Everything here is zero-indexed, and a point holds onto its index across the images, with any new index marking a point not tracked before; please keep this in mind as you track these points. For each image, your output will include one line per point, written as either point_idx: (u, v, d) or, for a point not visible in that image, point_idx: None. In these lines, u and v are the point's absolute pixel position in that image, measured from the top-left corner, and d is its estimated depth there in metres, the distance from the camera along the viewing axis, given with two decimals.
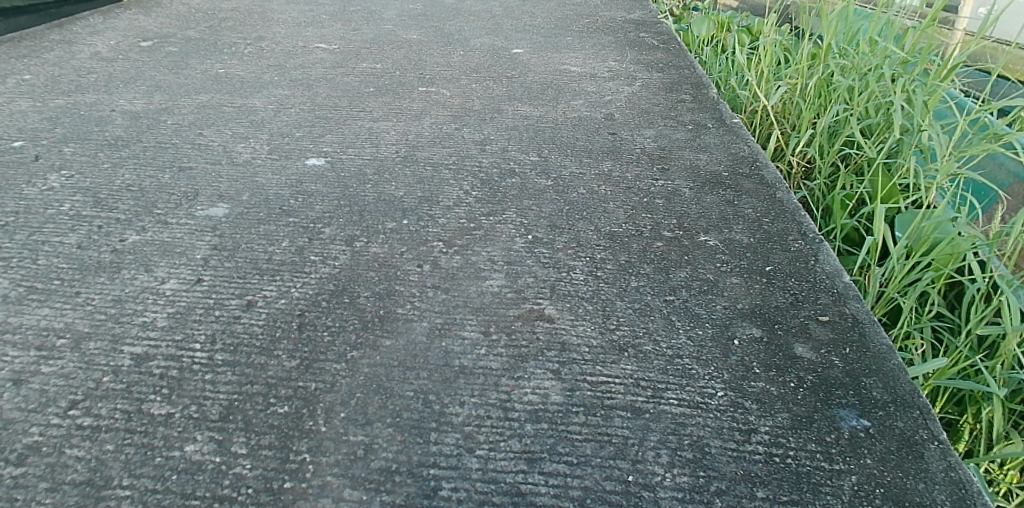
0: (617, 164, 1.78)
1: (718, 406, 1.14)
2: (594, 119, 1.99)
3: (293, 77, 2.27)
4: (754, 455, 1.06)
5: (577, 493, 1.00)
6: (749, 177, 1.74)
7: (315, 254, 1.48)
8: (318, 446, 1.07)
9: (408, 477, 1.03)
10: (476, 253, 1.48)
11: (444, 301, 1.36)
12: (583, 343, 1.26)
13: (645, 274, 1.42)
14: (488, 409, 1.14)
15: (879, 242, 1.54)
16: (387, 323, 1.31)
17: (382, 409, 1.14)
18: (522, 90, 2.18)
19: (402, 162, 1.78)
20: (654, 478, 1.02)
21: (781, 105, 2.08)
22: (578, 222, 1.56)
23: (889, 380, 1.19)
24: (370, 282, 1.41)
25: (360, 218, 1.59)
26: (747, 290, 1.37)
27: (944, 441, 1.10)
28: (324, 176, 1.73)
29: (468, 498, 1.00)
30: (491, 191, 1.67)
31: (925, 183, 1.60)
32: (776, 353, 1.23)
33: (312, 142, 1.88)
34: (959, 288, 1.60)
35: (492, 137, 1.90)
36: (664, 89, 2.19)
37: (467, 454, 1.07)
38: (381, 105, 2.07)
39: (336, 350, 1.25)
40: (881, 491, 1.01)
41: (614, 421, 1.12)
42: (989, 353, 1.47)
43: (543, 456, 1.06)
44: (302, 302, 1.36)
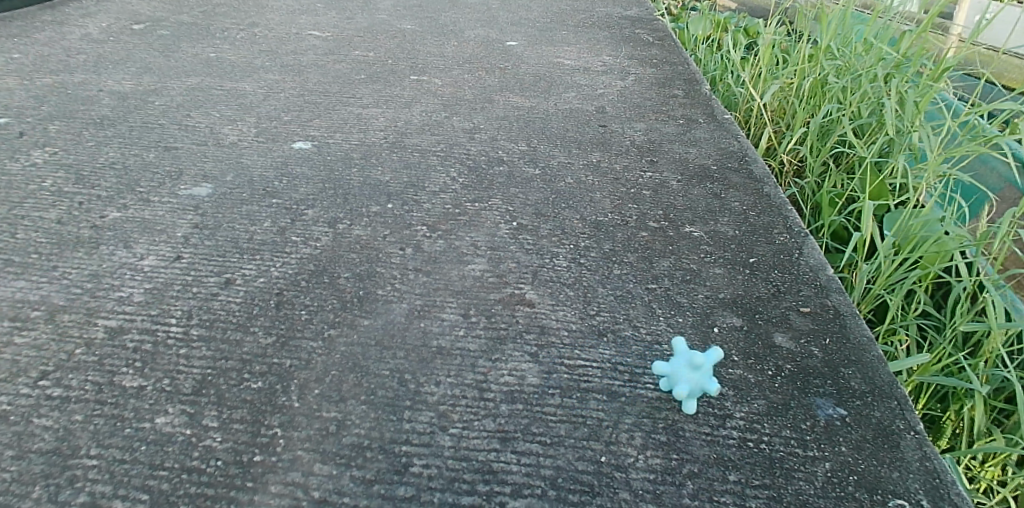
0: (606, 156, 1.78)
1: (694, 391, 1.14)
2: (584, 111, 2.00)
3: (285, 62, 2.27)
4: (728, 439, 1.06)
5: (548, 472, 1.01)
6: (737, 171, 1.74)
7: (297, 235, 1.49)
8: (291, 421, 1.08)
9: (379, 453, 1.04)
10: (460, 237, 1.48)
11: (426, 284, 1.36)
12: (562, 327, 1.25)
13: (629, 262, 1.41)
14: (464, 389, 1.14)
15: (867, 238, 1.53)
16: (367, 303, 1.31)
17: (357, 387, 1.14)
18: (514, 81, 2.18)
19: (390, 147, 1.78)
20: (626, 459, 1.02)
21: (774, 103, 2.06)
22: (564, 211, 1.56)
23: (868, 371, 1.19)
24: (351, 263, 1.41)
25: (345, 201, 1.59)
26: (729, 280, 1.37)
27: (920, 432, 1.09)
28: (310, 159, 1.75)
29: (439, 474, 1.00)
30: (478, 178, 1.67)
31: (914, 183, 1.58)
32: (755, 341, 1.23)
33: (300, 126, 1.89)
34: (947, 287, 1.58)
35: (481, 126, 1.90)
36: (657, 84, 2.19)
37: (440, 432, 1.07)
38: (371, 92, 2.08)
39: (314, 329, 1.26)
40: (854, 478, 1.01)
41: (589, 403, 1.11)
42: (973, 351, 1.46)
43: (516, 436, 1.06)
44: (282, 281, 1.37)
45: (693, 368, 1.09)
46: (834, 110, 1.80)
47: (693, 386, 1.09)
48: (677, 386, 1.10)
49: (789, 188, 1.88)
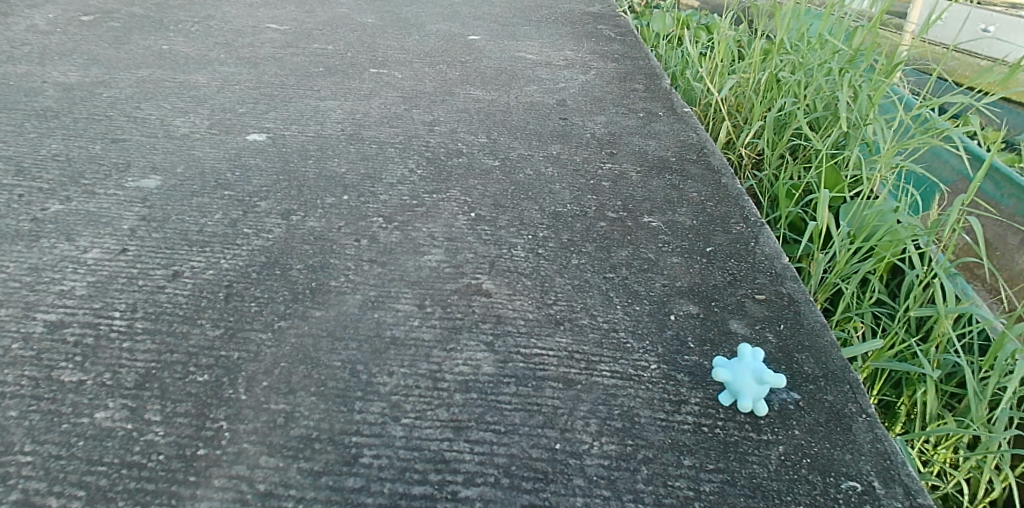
0: (566, 148, 1.78)
1: (650, 378, 1.13)
2: (545, 105, 1.99)
3: (241, 55, 2.24)
4: (683, 425, 1.05)
5: (502, 461, 0.99)
6: (696, 162, 1.75)
7: (249, 227, 1.46)
8: (237, 414, 1.05)
9: (329, 445, 1.01)
10: (417, 229, 1.46)
11: (380, 274, 1.33)
12: (519, 316, 1.24)
13: (587, 252, 1.41)
14: (418, 379, 1.11)
15: (822, 228, 1.54)
16: (319, 295, 1.28)
17: (307, 378, 1.11)
18: (475, 74, 2.17)
19: (347, 140, 1.76)
20: (581, 446, 1.01)
21: (733, 98, 2.08)
22: (523, 202, 1.55)
23: (822, 356, 1.20)
24: (305, 255, 1.38)
25: (299, 193, 1.56)
26: (686, 269, 1.38)
27: (872, 414, 1.10)
28: (264, 151, 1.71)
29: (389, 465, 0.98)
30: (436, 170, 1.65)
31: (868, 174, 1.60)
32: (711, 328, 1.23)
33: (255, 119, 1.86)
34: (901, 276, 1.61)
35: (441, 118, 1.88)
36: (618, 78, 2.20)
37: (392, 423, 1.04)
38: (329, 84, 2.06)
39: (263, 320, 1.22)
40: (807, 461, 1.01)
41: (545, 391, 1.10)
42: (926, 337, 1.48)
43: (470, 425, 1.04)
44: (231, 273, 1.33)
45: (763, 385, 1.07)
46: (790, 103, 1.82)
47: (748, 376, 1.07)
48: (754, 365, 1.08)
49: (748, 180, 1.90)
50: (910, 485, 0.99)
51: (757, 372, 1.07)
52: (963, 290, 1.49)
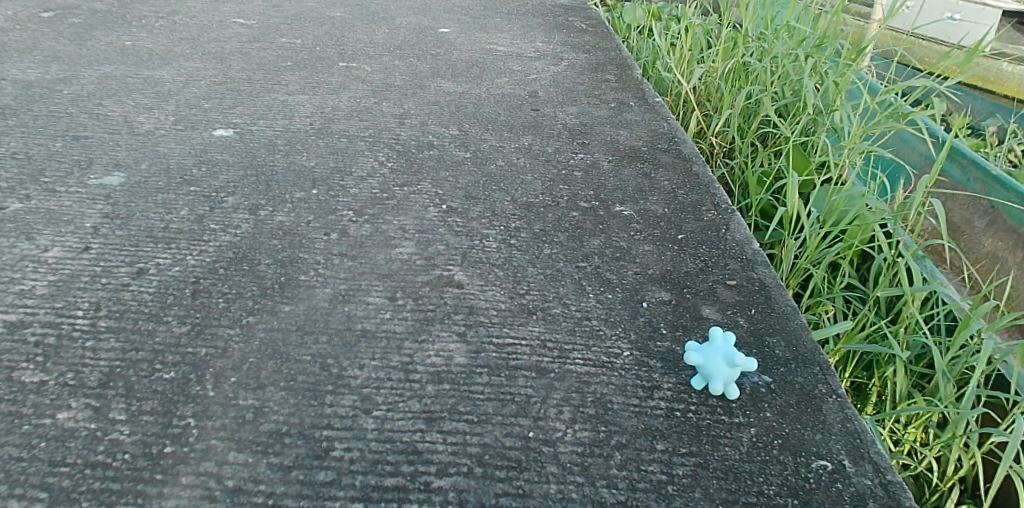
0: (538, 139, 1.78)
1: (622, 364, 1.13)
2: (517, 96, 1.99)
3: (207, 51, 2.20)
4: (655, 410, 1.06)
5: (475, 450, 0.98)
6: (667, 151, 1.76)
7: (216, 223, 1.43)
8: (204, 411, 1.03)
9: (299, 439, 0.99)
10: (388, 222, 1.44)
11: (351, 268, 1.32)
12: (491, 306, 1.24)
13: (559, 242, 1.41)
14: (389, 372, 1.10)
15: (792, 214, 1.55)
16: (288, 290, 1.26)
17: (276, 373, 1.10)
18: (445, 67, 2.16)
19: (316, 134, 1.75)
20: (555, 433, 1.01)
21: (702, 87, 2.09)
22: (494, 193, 1.55)
23: (792, 338, 1.21)
24: (273, 250, 1.36)
25: (267, 188, 1.54)
26: (658, 257, 1.38)
27: (842, 395, 1.12)
28: (231, 147, 1.69)
29: (361, 457, 0.97)
30: (407, 162, 1.64)
31: (836, 159, 1.62)
32: (683, 314, 1.24)
33: (222, 114, 1.83)
34: (870, 260, 1.63)
35: (412, 111, 1.87)
36: (589, 69, 2.21)
37: (363, 416, 1.03)
38: (298, 79, 2.04)
39: (231, 316, 1.20)
40: (778, 442, 1.02)
41: (518, 381, 1.09)
42: (895, 319, 1.50)
43: (442, 415, 1.03)
44: (198, 270, 1.30)
45: (734, 369, 1.06)
46: (758, 91, 1.83)
47: (723, 361, 1.06)
48: (727, 350, 1.07)
49: (719, 169, 1.91)
50: (879, 463, 1.00)
51: (728, 356, 1.06)
52: (930, 272, 1.52)
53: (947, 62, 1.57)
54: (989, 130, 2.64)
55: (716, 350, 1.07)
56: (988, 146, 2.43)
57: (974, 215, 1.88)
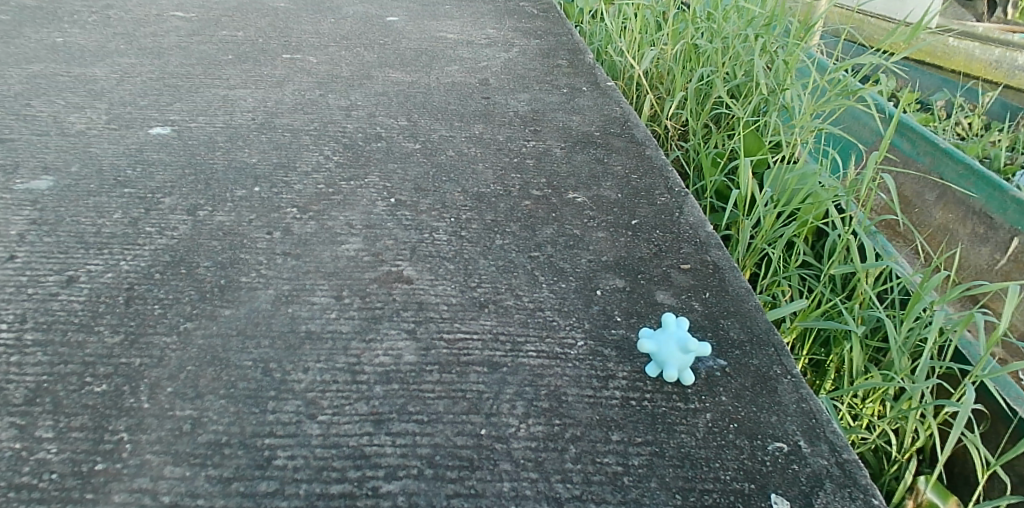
0: (489, 127, 1.74)
1: (576, 355, 1.11)
2: (467, 85, 1.95)
3: (143, 46, 2.10)
4: (610, 400, 1.03)
5: (425, 451, 0.95)
6: (620, 135, 1.74)
7: (152, 225, 1.36)
8: (138, 424, 0.97)
9: (239, 449, 0.94)
10: (334, 218, 1.39)
11: (295, 267, 1.27)
12: (442, 301, 1.20)
13: (511, 232, 1.38)
14: (335, 374, 1.06)
15: (746, 195, 1.54)
16: (228, 292, 1.20)
17: (215, 381, 1.04)
18: (394, 56, 2.11)
19: (258, 129, 1.68)
20: (508, 429, 0.98)
21: (655, 70, 2.07)
22: (444, 184, 1.51)
23: (747, 320, 1.20)
24: (213, 252, 1.30)
25: (206, 187, 1.47)
26: (612, 243, 1.36)
27: (797, 375, 1.11)
28: (169, 145, 1.61)
29: (305, 465, 0.92)
30: (354, 156, 1.59)
31: (788, 138, 1.62)
32: (638, 301, 1.22)
33: (159, 111, 1.74)
34: (824, 237, 1.63)
35: (359, 103, 1.82)
36: (540, 55, 2.18)
37: (307, 421, 0.98)
38: (239, 73, 1.96)
39: (168, 323, 1.14)
40: (734, 426, 1.01)
41: (469, 377, 1.06)
42: (850, 295, 1.50)
43: (390, 416, 0.99)
44: (132, 275, 1.24)
45: (688, 354, 1.04)
46: (710, 72, 1.82)
47: (677, 347, 1.04)
48: (681, 335, 1.05)
49: (674, 152, 1.89)
50: (835, 442, 1.00)
51: (682, 342, 1.04)
52: (883, 246, 1.52)
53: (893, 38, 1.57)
54: (937, 105, 2.69)
55: (671, 336, 1.05)
56: (936, 120, 2.48)
57: (925, 189, 1.94)
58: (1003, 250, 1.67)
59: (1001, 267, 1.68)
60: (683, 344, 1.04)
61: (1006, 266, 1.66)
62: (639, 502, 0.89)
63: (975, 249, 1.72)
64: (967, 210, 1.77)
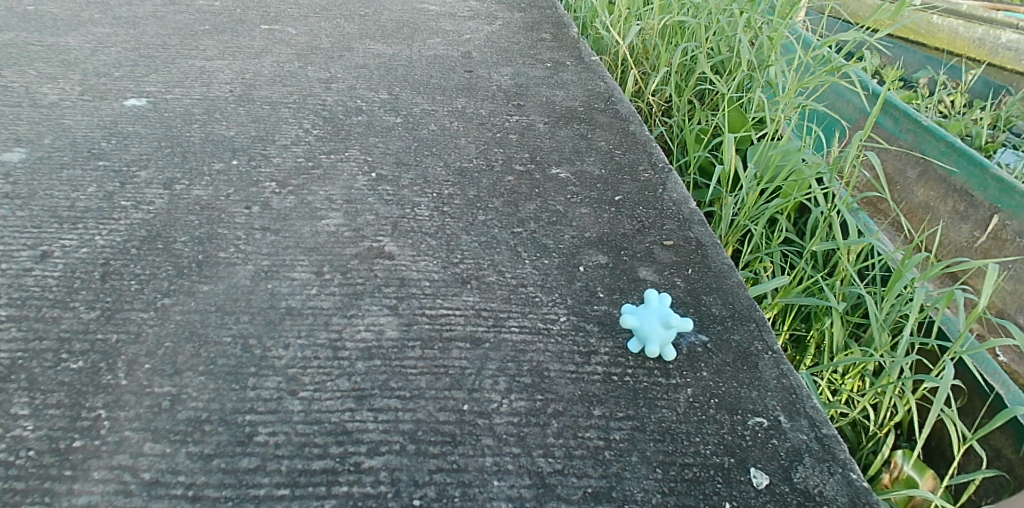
0: (472, 101, 1.72)
1: (559, 330, 1.11)
2: (450, 58, 1.92)
3: (117, 14, 2.04)
4: (592, 375, 1.04)
5: (407, 427, 0.95)
6: (604, 111, 1.73)
7: (127, 199, 1.33)
8: (117, 401, 0.96)
9: (220, 426, 0.94)
10: (313, 192, 1.37)
11: (274, 242, 1.25)
12: (424, 277, 1.19)
13: (494, 208, 1.37)
14: (316, 350, 1.05)
15: (730, 171, 1.54)
16: (206, 268, 1.19)
17: (194, 357, 1.03)
18: (375, 28, 2.08)
19: (236, 101, 1.64)
20: (490, 405, 0.98)
21: (639, 45, 2.05)
22: (427, 159, 1.49)
23: (729, 297, 1.21)
24: (190, 227, 1.27)
25: (183, 160, 1.44)
26: (595, 219, 1.36)
27: (778, 351, 1.12)
28: (144, 117, 1.57)
29: (287, 441, 0.92)
30: (335, 129, 1.56)
31: (772, 115, 1.61)
32: (620, 277, 1.22)
33: (134, 82, 1.70)
34: (807, 214, 1.64)
35: (339, 75, 1.78)
36: (524, 28, 2.16)
37: (289, 397, 0.98)
38: (216, 43, 1.91)
39: (145, 299, 1.12)
40: (715, 401, 1.02)
41: (451, 353, 1.06)
42: (830, 271, 1.51)
43: (373, 392, 0.99)
44: (108, 250, 1.21)
45: (669, 330, 1.04)
46: (694, 48, 1.80)
47: (659, 324, 1.05)
48: (663, 313, 1.05)
49: (658, 128, 1.89)
50: (814, 417, 1.01)
51: (663, 317, 1.05)
52: (865, 224, 1.53)
53: (878, 14, 1.56)
54: (919, 82, 2.70)
55: (653, 313, 1.05)
56: (919, 98, 2.48)
57: (906, 166, 1.96)
58: (983, 227, 1.69)
59: (980, 245, 1.69)
60: (664, 322, 1.04)
61: (985, 244, 1.67)
62: (620, 476, 0.90)
63: (955, 227, 1.75)
64: (948, 187, 1.80)
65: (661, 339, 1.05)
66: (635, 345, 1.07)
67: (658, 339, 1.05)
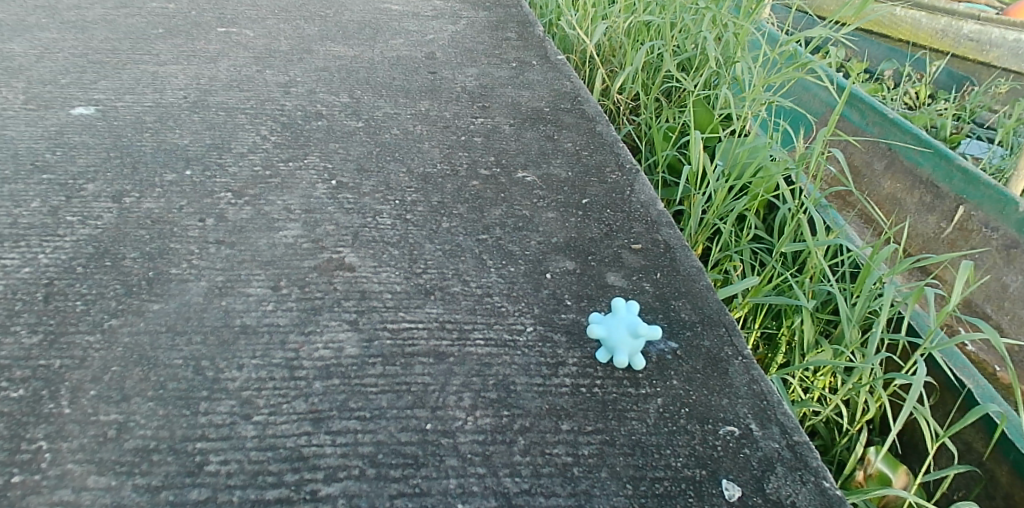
0: (435, 104, 1.68)
1: (525, 342, 1.08)
2: (413, 59, 1.88)
3: (65, 19, 1.97)
4: (560, 388, 1.01)
5: (367, 450, 0.90)
6: (570, 111, 1.70)
7: (73, 214, 1.27)
8: (58, 431, 0.89)
9: (168, 455, 0.87)
10: (271, 202, 1.32)
11: (228, 257, 1.20)
12: (385, 290, 1.15)
13: (459, 214, 1.33)
14: (271, 370, 1.00)
15: (698, 170, 1.51)
16: (157, 285, 1.13)
17: (143, 382, 0.97)
18: (335, 30, 2.03)
19: (190, 108, 1.58)
20: (454, 423, 0.94)
21: (605, 43, 2.02)
22: (389, 165, 1.45)
23: (698, 301, 1.19)
24: (139, 242, 1.21)
25: (133, 171, 1.38)
26: (562, 224, 1.33)
27: (747, 356, 1.10)
28: (92, 126, 1.50)
29: (239, 470, 0.86)
30: (293, 135, 1.52)
31: (739, 112, 1.59)
32: (588, 283, 1.19)
33: (82, 89, 1.63)
34: (776, 211, 1.63)
35: (298, 79, 1.74)
36: (489, 27, 2.12)
37: (242, 422, 0.93)
38: (170, 47, 1.85)
39: (90, 320, 1.06)
40: (685, 411, 0.99)
41: (414, 369, 1.02)
42: (800, 268, 1.49)
43: (331, 414, 0.94)
44: (52, 270, 1.14)
45: (637, 338, 1.02)
46: (659, 46, 1.78)
47: (627, 333, 1.02)
48: (632, 322, 1.02)
49: (626, 127, 1.86)
50: (786, 424, 0.99)
51: (631, 326, 1.02)
52: (833, 220, 1.52)
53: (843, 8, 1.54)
54: (886, 74, 2.71)
55: (621, 322, 1.03)
56: (885, 90, 2.49)
57: (873, 158, 1.95)
58: (949, 218, 1.69)
59: (946, 236, 1.69)
60: (632, 331, 1.02)
61: (952, 235, 1.67)
62: (590, 494, 0.86)
63: (923, 218, 1.75)
64: (914, 179, 1.80)
65: (629, 347, 1.02)
66: (604, 355, 1.04)
67: (626, 349, 1.02)
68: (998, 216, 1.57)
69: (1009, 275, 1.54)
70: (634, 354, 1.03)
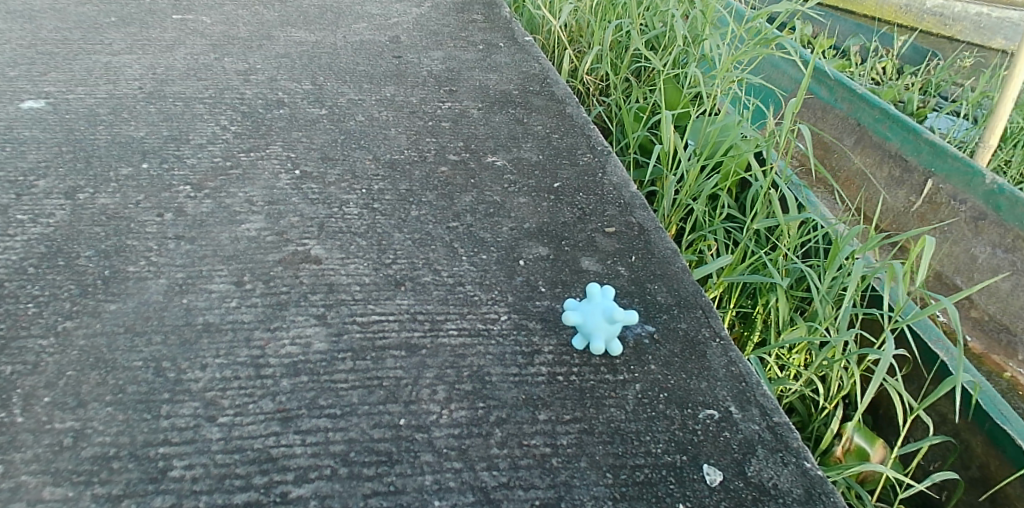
0: (401, 89, 1.64)
1: (500, 331, 1.05)
2: (377, 43, 1.83)
3: (11, 9, 1.88)
4: (536, 377, 0.98)
5: (339, 448, 0.87)
6: (539, 93, 1.67)
7: (23, 212, 1.20)
8: (11, 442, 0.83)
9: (129, 462, 0.83)
10: (232, 195, 1.28)
11: (189, 252, 1.15)
12: (353, 282, 1.12)
13: (428, 202, 1.30)
14: (236, 369, 0.96)
15: (669, 150, 1.49)
16: (114, 284, 1.08)
17: (100, 386, 0.92)
18: (296, 15, 1.97)
19: (146, 99, 1.52)
20: (428, 417, 0.92)
21: (572, 23, 1.99)
22: (354, 152, 1.41)
23: (674, 283, 1.17)
24: (95, 239, 1.16)
25: (86, 166, 1.32)
26: (534, 209, 1.30)
27: (724, 338, 1.09)
28: (42, 120, 1.43)
29: (205, 474, 0.82)
30: (254, 125, 1.47)
31: (708, 90, 1.57)
32: (562, 269, 1.17)
33: (30, 82, 1.55)
34: (747, 188, 1.62)
35: (258, 66, 1.68)
36: (455, 9, 2.08)
37: (206, 424, 0.88)
38: (124, 36, 1.77)
39: (43, 323, 1.00)
40: (664, 396, 0.98)
41: (386, 363, 0.99)
42: (773, 246, 1.49)
43: (300, 413, 0.91)
44: (1, 272, 1.08)
45: (614, 322, 1.00)
46: (628, 24, 1.75)
47: (604, 318, 1.00)
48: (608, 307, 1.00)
49: (596, 108, 1.83)
50: (766, 405, 0.98)
51: (607, 311, 1.00)
52: (805, 197, 1.53)
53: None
54: (853, 49, 2.73)
55: (598, 308, 1.00)
56: (853, 66, 2.50)
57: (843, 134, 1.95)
58: (918, 192, 1.70)
59: (916, 209, 1.69)
60: (608, 317, 1.00)
61: (922, 208, 1.68)
62: (569, 484, 0.84)
63: (893, 192, 1.76)
64: (884, 154, 1.80)
65: (605, 332, 1.00)
66: (580, 342, 1.02)
67: (603, 333, 1.00)
68: (966, 189, 1.59)
69: (979, 246, 1.56)
70: (611, 339, 1.01)
